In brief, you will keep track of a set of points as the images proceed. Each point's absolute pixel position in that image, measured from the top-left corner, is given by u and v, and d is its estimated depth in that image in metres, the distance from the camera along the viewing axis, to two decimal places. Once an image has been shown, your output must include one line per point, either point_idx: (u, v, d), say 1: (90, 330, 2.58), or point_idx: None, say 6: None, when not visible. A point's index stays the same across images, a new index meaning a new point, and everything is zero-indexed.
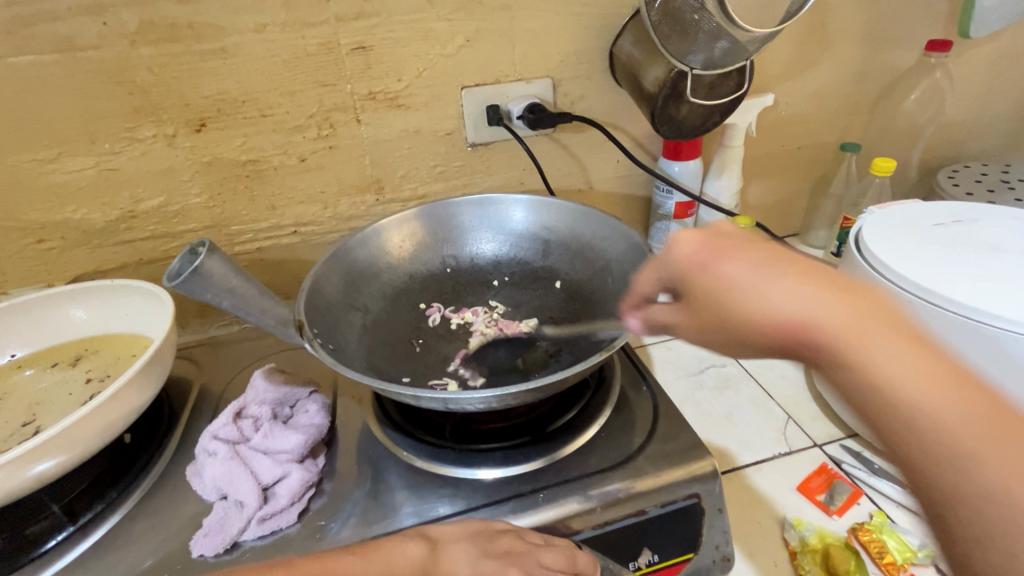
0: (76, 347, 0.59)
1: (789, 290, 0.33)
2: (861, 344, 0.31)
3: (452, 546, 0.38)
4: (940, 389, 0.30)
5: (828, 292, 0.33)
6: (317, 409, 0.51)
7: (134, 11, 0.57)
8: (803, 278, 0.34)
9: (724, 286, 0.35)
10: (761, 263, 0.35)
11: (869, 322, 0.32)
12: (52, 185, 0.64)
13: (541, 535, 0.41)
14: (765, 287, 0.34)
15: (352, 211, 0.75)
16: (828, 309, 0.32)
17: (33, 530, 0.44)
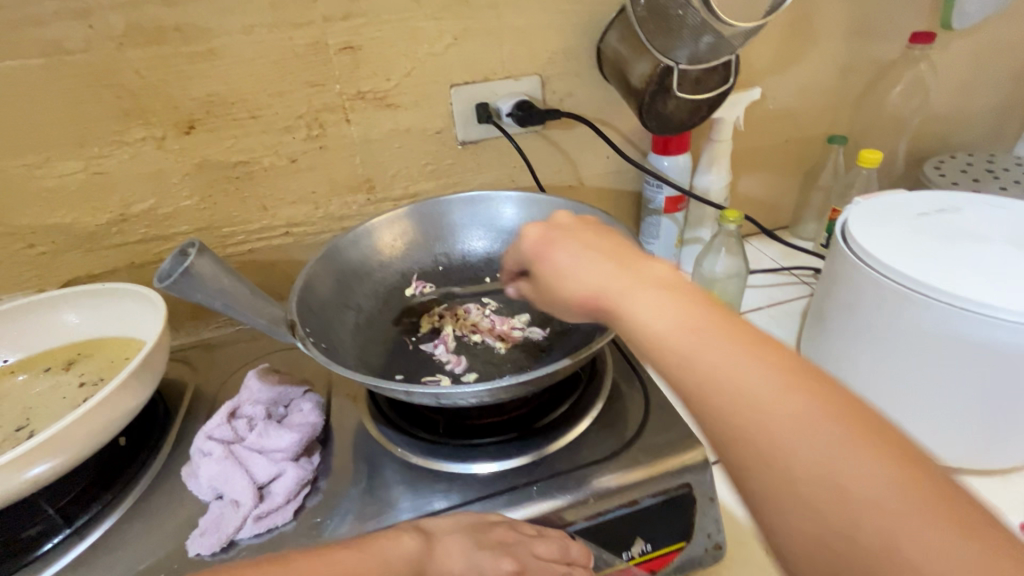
0: (69, 352, 0.59)
1: (648, 295, 0.35)
2: (670, 331, 0.33)
3: (446, 539, 0.38)
4: (760, 366, 0.31)
5: (642, 283, 0.36)
6: (311, 408, 0.51)
7: (121, 14, 0.57)
8: (624, 271, 0.38)
9: (563, 278, 0.41)
10: (601, 258, 0.40)
11: (667, 306, 0.34)
12: (42, 189, 0.63)
13: (534, 527, 0.41)
14: (593, 281, 0.38)
15: (344, 211, 0.75)
16: (633, 297, 0.36)
17: (30, 534, 0.45)
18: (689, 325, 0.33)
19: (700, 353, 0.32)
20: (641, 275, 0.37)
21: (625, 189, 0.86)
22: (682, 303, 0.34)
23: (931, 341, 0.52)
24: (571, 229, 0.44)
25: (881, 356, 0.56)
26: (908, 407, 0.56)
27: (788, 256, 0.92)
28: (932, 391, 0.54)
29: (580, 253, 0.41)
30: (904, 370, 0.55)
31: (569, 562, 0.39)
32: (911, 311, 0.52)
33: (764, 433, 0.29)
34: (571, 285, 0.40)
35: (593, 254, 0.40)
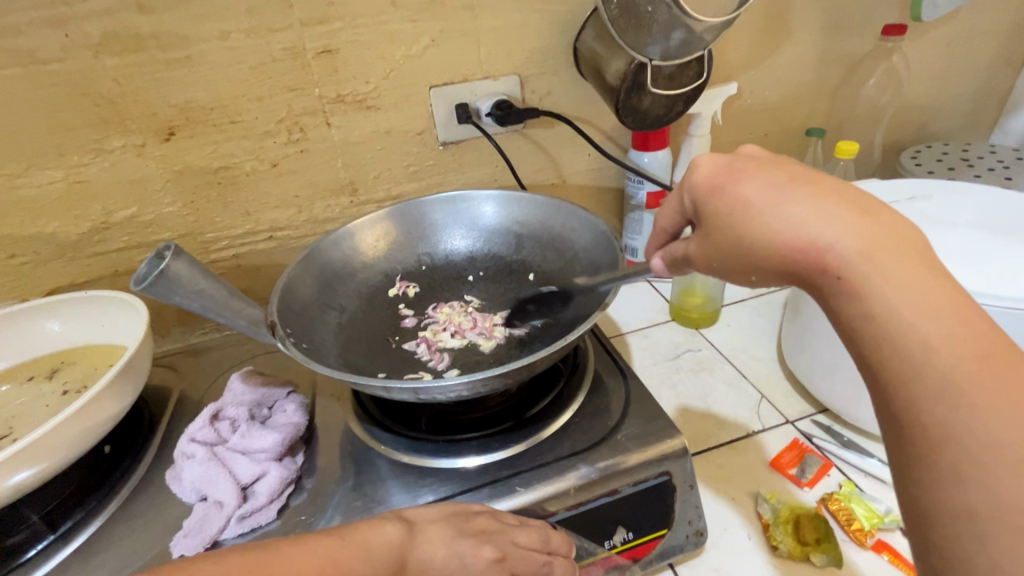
0: (52, 360, 0.59)
1: (838, 223, 0.30)
2: (909, 304, 0.28)
3: (428, 529, 0.39)
4: (1012, 398, 0.27)
5: (911, 258, 0.29)
6: (294, 408, 0.51)
7: (96, 23, 0.57)
8: (874, 231, 0.30)
9: (772, 225, 0.32)
10: (829, 202, 0.31)
11: (928, 309, 0.28)
12: (22, 199, 0.64)
13: (517, 517, 0.42)
14: (805, 241, 0.31)
15: (327, 214, 0.76)
16: (896, 274, 0.29)
17: (14, 541, 0.45)
18: (968, 341, 0.28)
19: (989, 388, 0.27)
20: (893, 245, 0.30)
21: (607, 185, 0.87)
22: (959, 309, 0.29)
23: None
24: (772, 163, 0.35)
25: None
26: None
27: None
28: None
29: (808, 198, 0.32)
30: None
31: (549, 551, 0.40)
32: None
33: (1013, 473, 0.26)
34: (772, 242, 0.32)
35: (822, 204, 0.31)
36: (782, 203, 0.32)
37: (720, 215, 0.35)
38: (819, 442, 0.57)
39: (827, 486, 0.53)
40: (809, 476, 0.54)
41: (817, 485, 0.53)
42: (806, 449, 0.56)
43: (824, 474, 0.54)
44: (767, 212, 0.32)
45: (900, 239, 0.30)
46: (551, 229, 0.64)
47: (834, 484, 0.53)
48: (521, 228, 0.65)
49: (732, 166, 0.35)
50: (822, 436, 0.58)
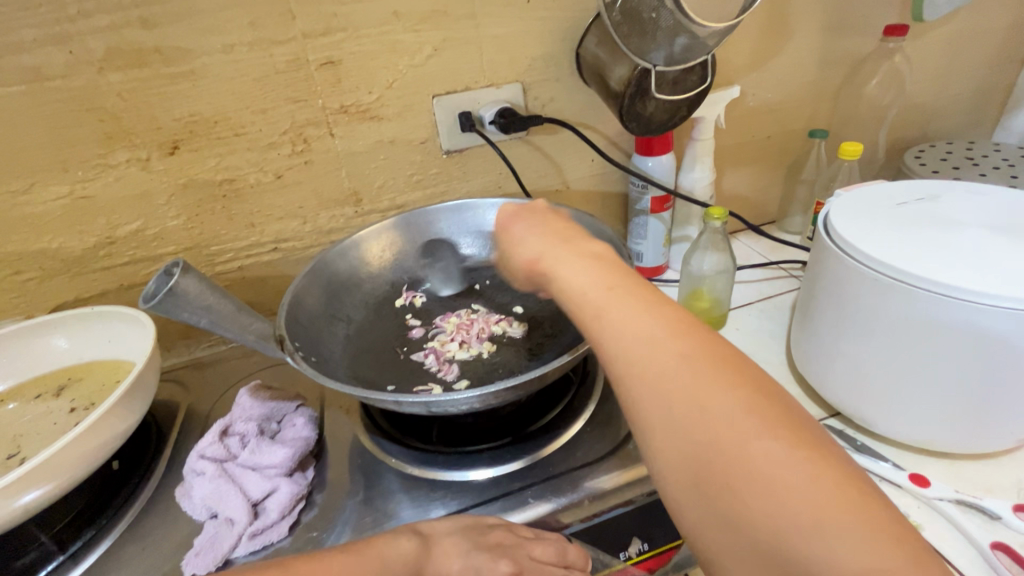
0: (59, 377, 0.59)
1: (535, 240, 0.41)
2: (583, 286, 0.37)
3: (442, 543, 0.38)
4: (670, 335, 0.33)
5: (584, 259, 0.39)
6: (304, 422, 0.51)
7: (100, 39, 0.58)
8: (561, 249, 0.40)
9: (512, 253, 0.42)
10: (542, 231, 0.42)
11: (595, 280, 0.37)
12: (27, 216, 0.63)
13: (532, 529, 0.42)
14: (529, 257, 0.41)
15: (332, 224, 0.76)
16: (572, 271, 0.38)
17: (25, 561, 0.44)
18: (612, 295, 0.36)
19: (647, 339, 0.33)
20: (582, 253, 0.40)
21: (611, 190, 0.86)
22: (624, 284, 0.36)
23: (916, 327, 0.53)
24: (534, 208, 0.46)
25: (873, 348, 0.57)
26: (907, 395, 0.57)
27: (776, 251, 0.93)
28: (922, 376, 0.54)
29: (535, 233, 0.42)
30: (899, 359, 0.55)
31: (566, 565, 0.40)
32: (899, 301, 0.53)
33: (675, 399, 0.31)
34: (518, 263, 0.42)
35: (538, 236, 0.42)
36: (521, 229, 0.43)
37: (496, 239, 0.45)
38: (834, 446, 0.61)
39: None
40: None
41: None
42: None
43: None
44: (512, 238, 0.43)
45: (590, 249, 0.40)
46: None
47: None
48: None
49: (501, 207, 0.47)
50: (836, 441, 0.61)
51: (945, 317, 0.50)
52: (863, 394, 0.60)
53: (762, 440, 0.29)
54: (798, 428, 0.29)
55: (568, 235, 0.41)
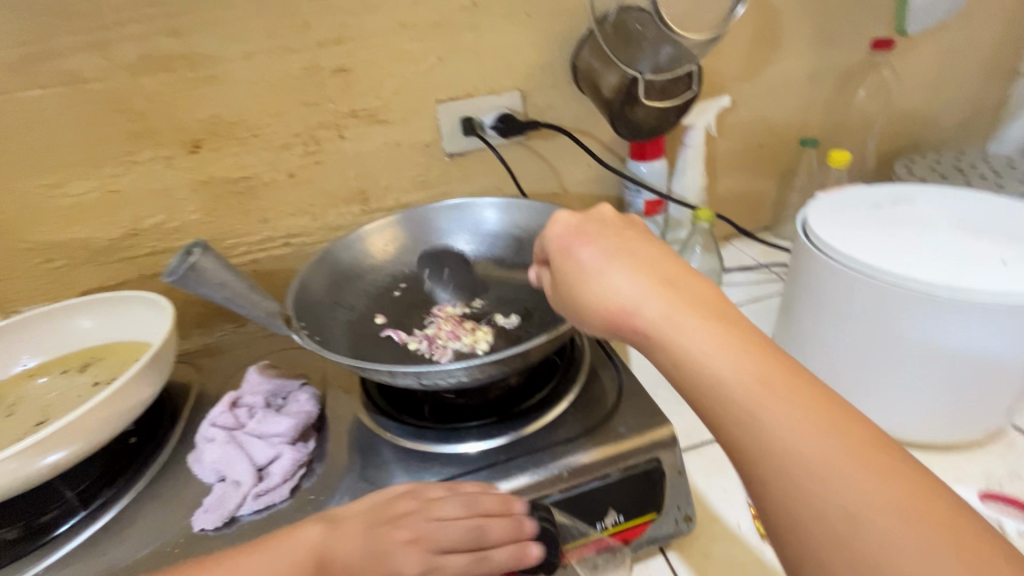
0: (84, 355, 0.63)
1: (624, 277, 0.40)
2: (699, 351, 0.36)
3: (345, 524, 0.42)
4: (789, 391, 0.33)
5: (690, 306, 0.38)
6: (307, 398, 0.55)
7: (132, 45, 0.63)
8: (658, 289, 0.39)
9: (602, 287, 0.41)
10: (629, 266, 0.41)
11: (721, 347, 0.35)
12: (59, 207, 0.69)
13: (444, 487, 0.44)
14: (618, 297, 0.40)
15: (340, 221, 0.80)
16: (680, 317, 0.37)
17: (49, 517, 0.48)
18: (751, 371, 0.34)
19: (764, 396, 0.33)
20: (688, 301, 0.38)
21: (607, 194, 0.90)
22: (739, 334, 0.36)
23: (886, 320, 0.55)
24: (613, 231, 0.45)
25: (848, 344, 0.59)
26: (880, 388, 0.59)
27: (767, 255, 0.96)
28: (891, 369, 0.57)
29: (627, 268, 0.41)
30: (873, 355, 0.58)
31: (479, 514, 0.42)
32: (875, 295, 0.55)
33: (825, 485, 0.30)
34: (597, 299, 0.41)
35: (632, 271, 0.41)
36: (595, 257, 0.42)
37: (560, 264, 0.44)
38: None
39: None
40: None
41: None
42: None
43: None
44: (588, 267, 0.42)
45: (693, 293, 0.39)
46: None
47: None
48: (521, 233, 0.69)
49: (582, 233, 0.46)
50: None
51: (918, 310, 0.53)
52: (839, 389, 0.63)
53: (891, 508, 0.28)
54: (971, 544, 0.27)
55: (668, 277, 0.40)
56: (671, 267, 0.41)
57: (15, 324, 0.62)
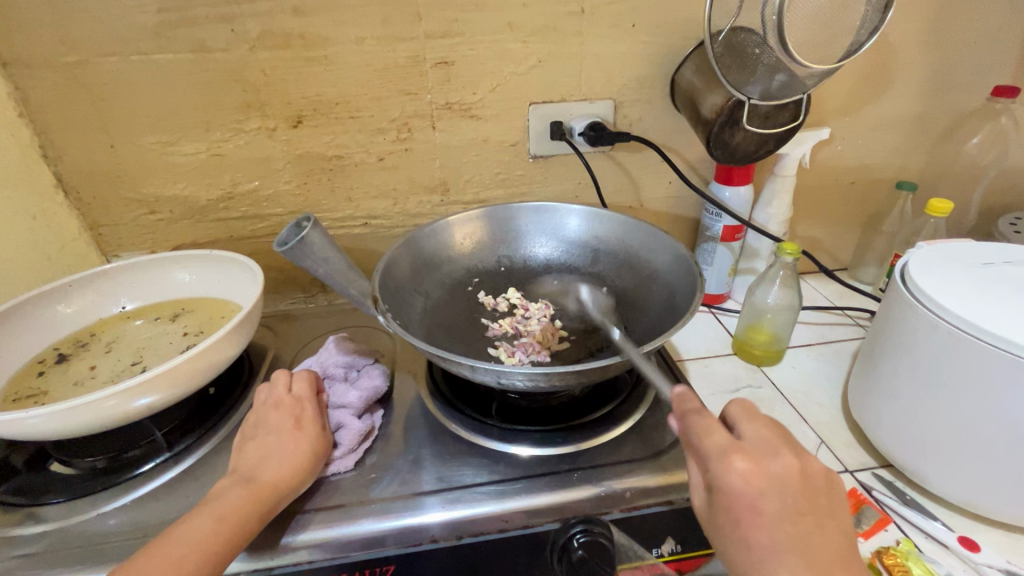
0: (176, 305, 0.67)
1: (745, 483, 0.37)
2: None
3: (291, 458, 0.45)
4: None
5: (795, 529, 0.37)
6: (378, 374, 0.57)
7: (256, 21, 0.66)
8: (773, 514, 0.37)
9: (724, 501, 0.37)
10: (757, 476, 0.37)
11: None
12: (169, 164, 0.73)
13: (320, 430, 0.49)
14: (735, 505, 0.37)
15: (418, 209, 0.82)
16: (786, 555, 0.36)
17: (138, 453, 0.52)
18: None
19: None
20: (790, 517, 0.37)
21: (683, 214, 0.89)
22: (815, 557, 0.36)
23: (978, 392, 0.51)
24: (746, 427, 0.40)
25: (921, 401, 0.56)
26: (960, 465, 0.55)
27: (844, 297, 0.92)
28: (971, 444, 0.53)
29: (747, 468, 0.38)
30: (955, 423, 0.54)
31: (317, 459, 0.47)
32: (956, 352, 0.52)
33: None
34: (715, 496, 0.38)
35: (785, 551, 0.36)
36: (726, 459, 0.38)
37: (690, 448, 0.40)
38: (877, 495, 0.60)
39: (883, 540, 0.55)
40: (866, 527, 0.56)
41: (873, 538, 0.56)
42: (865, 500, 0.59)
43: (882, 528, 0.56)
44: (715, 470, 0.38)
45: (801, 518, 0.37)
46: (628, 248, 0.67)
47: (891, 539, 0.55)
48: (599, 244, 0.69)
49: (728, 448, 0.38)
50: (881, 489, 0.60)
51: (997, 374, 0.50)
52: (915, 456, 0.58)
53: None
54: None
55: (774, 475, 0.38)
56: (777, 461, 0.38)
57: (121, 267, 0.66)
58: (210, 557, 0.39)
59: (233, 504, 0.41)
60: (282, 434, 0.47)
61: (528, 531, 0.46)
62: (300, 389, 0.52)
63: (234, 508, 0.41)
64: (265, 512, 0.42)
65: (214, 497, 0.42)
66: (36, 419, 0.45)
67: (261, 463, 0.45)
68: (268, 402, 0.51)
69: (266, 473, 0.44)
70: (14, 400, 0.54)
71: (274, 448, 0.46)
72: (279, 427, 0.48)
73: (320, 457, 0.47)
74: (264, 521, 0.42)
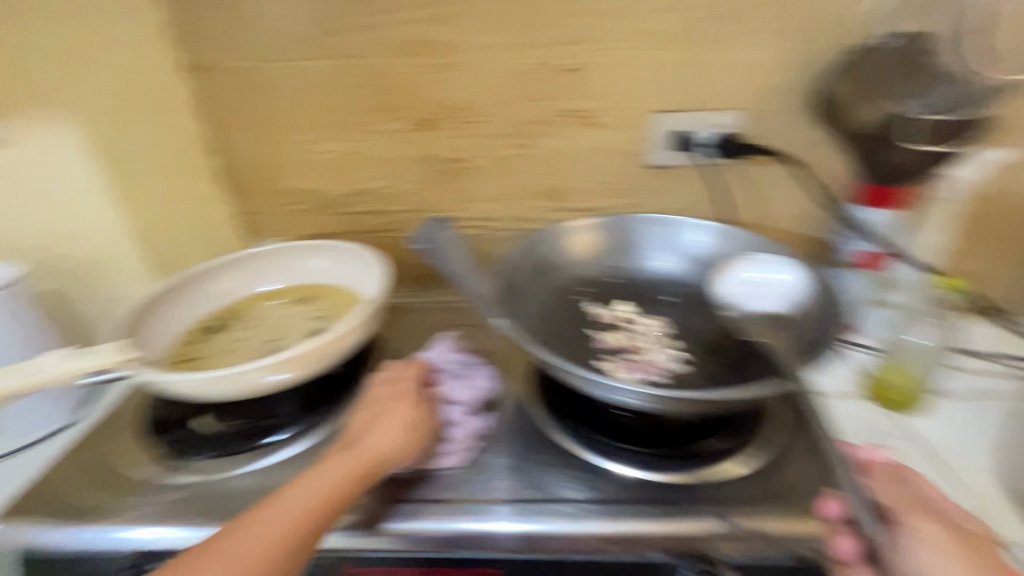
0: (307, 289, 0.73)
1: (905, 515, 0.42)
2: None
3: (391, 434, 0.47)
4: None
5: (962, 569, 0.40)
6: (486, 376, 0.61)
7: (399, 30, 0.70)
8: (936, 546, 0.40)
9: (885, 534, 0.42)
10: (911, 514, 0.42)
11: None
12: (309, 160, 0.80)
13: (423, 409, 0.51)
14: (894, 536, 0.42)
15: (528, 214, 0.83)
16: None
17: (272, 422, 0.57)
18: None
19: None
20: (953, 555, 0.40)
21: (812, 237, 0.81)
22: None
23: None
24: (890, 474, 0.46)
25: None
26: None
27: None
28: None
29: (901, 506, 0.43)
30: None
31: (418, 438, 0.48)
32: None
33: None
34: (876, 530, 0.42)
35: None
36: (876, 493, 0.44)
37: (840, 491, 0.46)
38: None
39: None
40: None
41: None
42: None
43: None
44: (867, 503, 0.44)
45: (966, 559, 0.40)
46: None
47: None
48: (723, 263, 0.65)
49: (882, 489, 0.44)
50: None
51: None
52: None
53: None
54: None
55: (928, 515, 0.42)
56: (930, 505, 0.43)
57: (265, 252, 0.73)
58: (313, 518, 0.42)
59: (336, 469, 0.44)
60: (388, 412, 0.49)
61: (629, 557, 0.45)
62: (409, 370, 0.54)
63: (337, 472, 0.44)
64: (363, 481, 0.44)
65: (326, 458, 0.45)
66: (196, 383, 0.51)
67: (366, 433, 0.48)
68: (382, 379, 0.53)
69: (376, 451, 0.46)
70: (178, 362, 0.62)
71: (380, 424, 0.48)
72: (386, 405, 0.49)
73: (421, 437, 0.49)
74: (363, 490, 0.45)
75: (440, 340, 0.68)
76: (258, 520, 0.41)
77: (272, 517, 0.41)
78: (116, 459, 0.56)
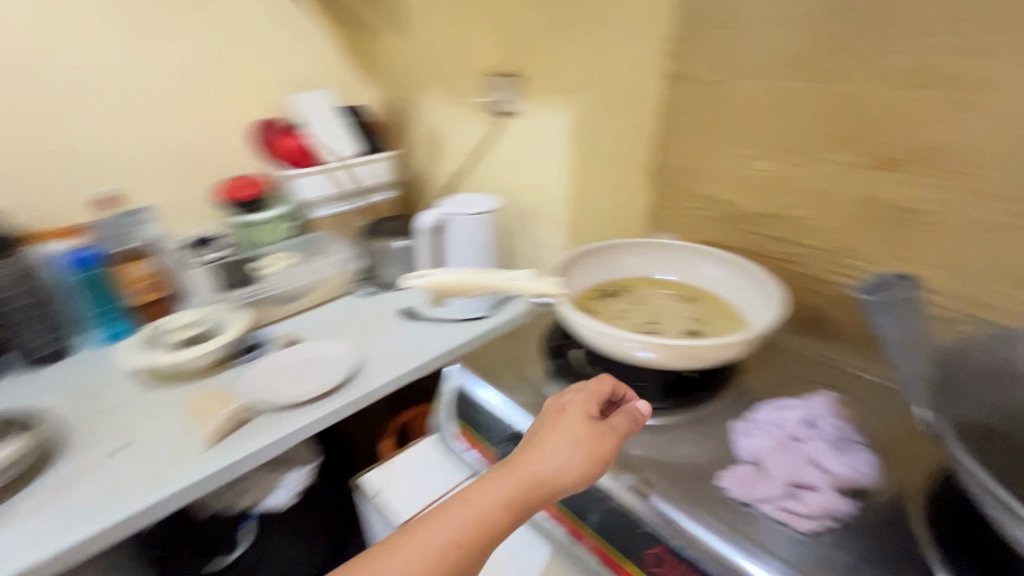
0: (693, 291, 0.79)
1: None
2: None
3: (559, 456, 0.52)
4: None
5: None
6: (865, 461, 0.55)
7: (910, 57, 0.64)
8: None
9: None
10: None
11: None
12: (740, 175, 0.84)
13: (609, 427, 0.55)
14: None
15: (985, 295, 0.67)
16: None
17: (630, 386, 0.68)
18: None
19: None
20: None
21: None
22: None
23: None
24: None
25: None
26: None
27: None
28: None
29: None
30: None
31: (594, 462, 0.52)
32: None
33: None
34: None
35: None
36: None
37: None
38: None
39: None
40: None
41: None
42: None
43: None
44: None
45: None
46: None
47: None
48: None
49: None
50: None
51: None
52: None
53: None
54: None
55: None
56: None
57: (671, 246, 0.81)
58: (501, 522, 0.48)
59: (495, 487, 0.49)
60: (570, 439, 0.53)
61: None
62: (586, 399, 0.57)
63: (497, 493, 0.49)
64: (529, 497, 0.49)
65: (493, 478, 0.50)
66: (592, 329, 0.62)
67: (537, 456, 0.52)
68: (559, 405, 0.57)
69: (735, 443, 0.60)
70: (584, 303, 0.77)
71: (563, 449, 0.53)
72: (567, 430, 0.54)
73: (601, 468, 0.52)
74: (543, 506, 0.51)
75: (821, 395, 0.66)
76: (452, 508, 0.49)
77: (468, 510, 0.48)
78: (521, 354, 0.75)
